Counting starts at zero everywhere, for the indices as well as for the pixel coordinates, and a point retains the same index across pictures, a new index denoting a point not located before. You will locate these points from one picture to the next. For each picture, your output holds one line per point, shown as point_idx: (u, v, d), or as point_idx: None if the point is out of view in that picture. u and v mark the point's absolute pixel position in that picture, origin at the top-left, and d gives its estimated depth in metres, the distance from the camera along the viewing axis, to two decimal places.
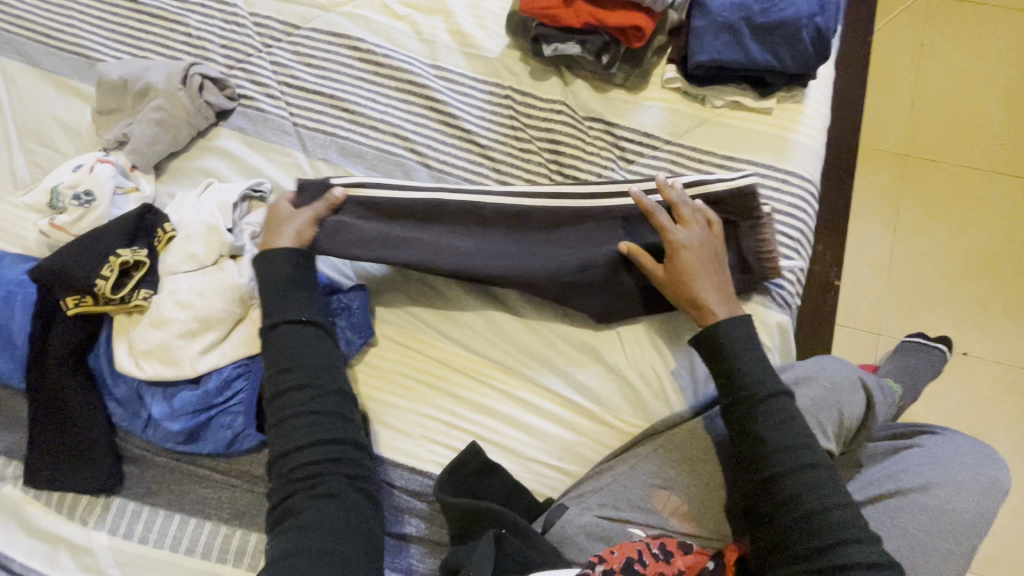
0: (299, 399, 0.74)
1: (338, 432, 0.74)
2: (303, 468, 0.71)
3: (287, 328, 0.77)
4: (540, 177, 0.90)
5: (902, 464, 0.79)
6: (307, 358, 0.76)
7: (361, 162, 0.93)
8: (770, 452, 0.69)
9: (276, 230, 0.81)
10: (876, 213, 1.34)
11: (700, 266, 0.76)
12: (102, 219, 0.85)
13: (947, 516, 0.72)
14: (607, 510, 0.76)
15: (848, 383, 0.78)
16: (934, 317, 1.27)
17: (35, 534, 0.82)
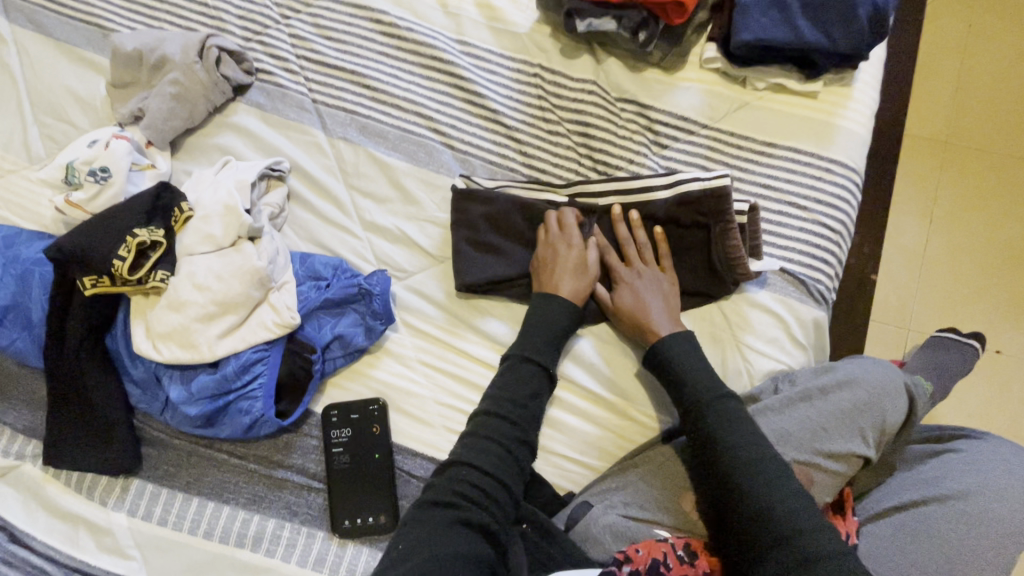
0: (500, 430, 0.71)
1: (508, 477, 0.69)
2: (463, 487, 0.67)
3: (527, 364, 0.74)
4: (569, 161, 0.86)
5: (941, 469, 0.76)
6: (530, 405, 0.73)
7: (383, 142, 0.90)
8: (726, 447, 0.70)
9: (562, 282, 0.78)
10: (913, 203, 1.28)
11: (645, 303, 0.78)
12: (118, 197, 0.82)
13: (988, 525, 0.69)
14: (633, 509, 0.75)
15: (889, 388, 0.77)
16: (968, 313, 1.22)
17: (54, 513, 0.82)
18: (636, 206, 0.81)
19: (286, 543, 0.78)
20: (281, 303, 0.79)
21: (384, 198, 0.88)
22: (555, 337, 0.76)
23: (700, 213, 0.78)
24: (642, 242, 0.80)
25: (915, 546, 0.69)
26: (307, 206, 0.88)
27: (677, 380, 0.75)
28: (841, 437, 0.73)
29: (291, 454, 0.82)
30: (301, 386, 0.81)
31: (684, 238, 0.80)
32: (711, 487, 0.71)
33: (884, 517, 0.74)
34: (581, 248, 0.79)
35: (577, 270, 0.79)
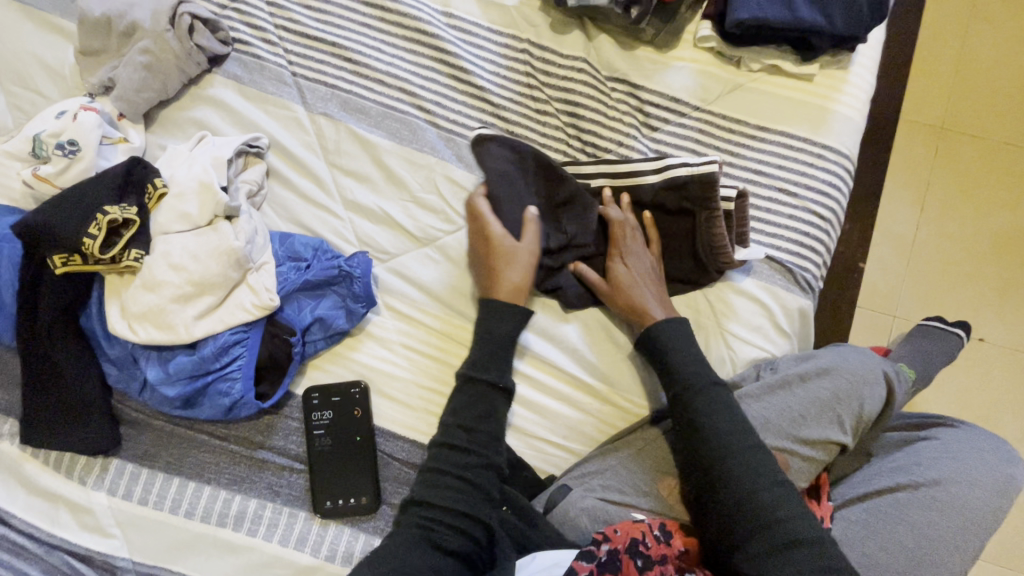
0: (457, 461, 0.73)
1: (475, 508, 0.71)
2: (426, 519, 0.70)
3: (472, 385, 0.75)
4: (557, 143, 0.84)
5: (914, 457, 0.77)
6: (481, 427, 0.74)
7: (365, 118, 0.87)
8: (710, 437, 0.70)
9: (498, 275, 0.77)
10: (905, 189, 1.27)
11: (636, 289, 0.77)
12: (88, 171, 0.79)
13: (956, 511, 0.71)
14: (612, 493, 0.76)
15: (869, 376, 0.77)
16: (954, 301, 1.23)
17: (34, 491, 0.82)
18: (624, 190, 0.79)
19: (269, 522, 0.79)
20: (260, 285, 0.78)
21: (366, 177, 0.86)
22: (502, 352, 0.76)
23: (688, 199, 0.77)
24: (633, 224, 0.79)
25: (885, 531, 0.71)
26: (287, 184, 0.86)
27: (666, 368, 0.74)
28: (818, 424, 0.74)
29: (272, 435, 0.81)
30: (281, 367, 0.80)
31: (670, 223, 0.79)
32: (697, 479, 0.71)
33: (857, 502, 0.75)
34: (508, 237, 0.77)
35: (511, 261, 0.77)
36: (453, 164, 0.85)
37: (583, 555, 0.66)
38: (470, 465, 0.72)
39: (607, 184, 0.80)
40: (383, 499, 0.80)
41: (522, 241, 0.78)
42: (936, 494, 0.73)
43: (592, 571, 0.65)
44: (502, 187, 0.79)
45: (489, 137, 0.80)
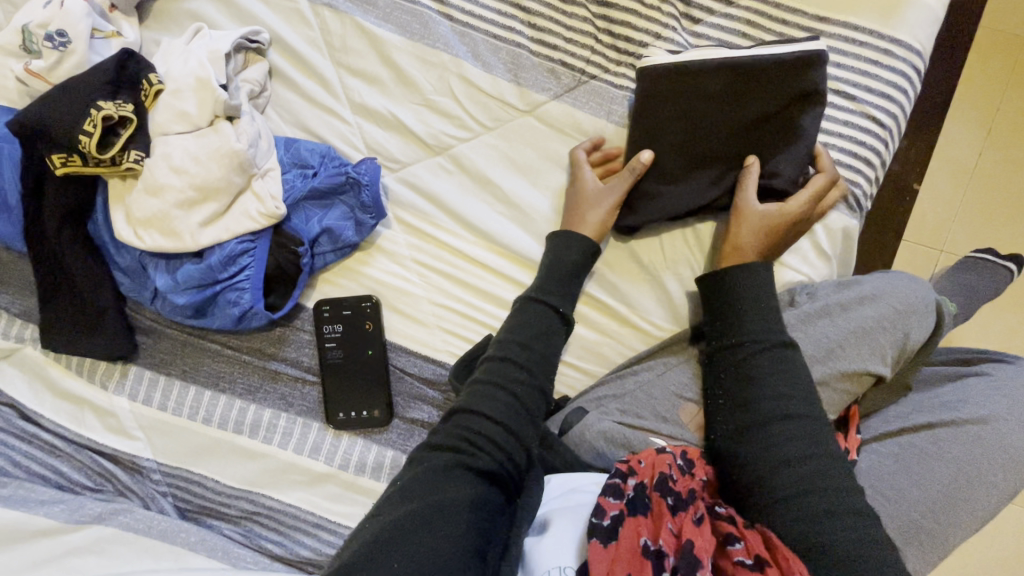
0: (513, 377, 0.68)
1: (518, 425, 0.67)
2: (470, 432, 0.65)
3: (534, 306, 0.72)
4: (585, 39, 0.76)
5: (963, 393, 0.72)
6: (539, 348, 0.71)
7: (372, 11, 0.79)
8: (767, 395, 0.69)
9: (581, 212, 0.74)
10: (973, 108, 1.14)
11: (758, 237, 0.71)
12: (81, 67, 0.74)
13: (1002, 450, 0.67)
14: (629, 417, 0.76)
15: (918, 307, 0.74)
16: (1013, 235, 1.13)
17: (60, 394, 0.83)
18: (711, 89, 0.69)
19: (283, 432, 0.80)
20: (265, 192, 0.74)
21: (375, 77, 0.79)
22: (570, 277, 0.73)
23: (783, 108, 0.69)
24: (653, 155, 0.71)
25: (920, 467, 0.68)
26: (290, 85, 0.80)
27: (736, 314, 0.71)
28: (858, 355, 0.71)
29: (284, 347, 0.81)
30: (290, 279, 0.78)
31: (760, 141, 0.70)
32: (730, 418, 0.71)
33: (892, 436, 0.71)
34: (596, 183, 0.74)
35: (596, 203, 0.73)
36: (469, 62, 0.77)
37: (610, 491, 0.63)
38: (521, 383, 0.69)
39: (716, 83, 0.69)
40: (395, 413, 0.80)
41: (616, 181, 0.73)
42: (982, 432, 0.69)
43: (621, 510, 0.62)
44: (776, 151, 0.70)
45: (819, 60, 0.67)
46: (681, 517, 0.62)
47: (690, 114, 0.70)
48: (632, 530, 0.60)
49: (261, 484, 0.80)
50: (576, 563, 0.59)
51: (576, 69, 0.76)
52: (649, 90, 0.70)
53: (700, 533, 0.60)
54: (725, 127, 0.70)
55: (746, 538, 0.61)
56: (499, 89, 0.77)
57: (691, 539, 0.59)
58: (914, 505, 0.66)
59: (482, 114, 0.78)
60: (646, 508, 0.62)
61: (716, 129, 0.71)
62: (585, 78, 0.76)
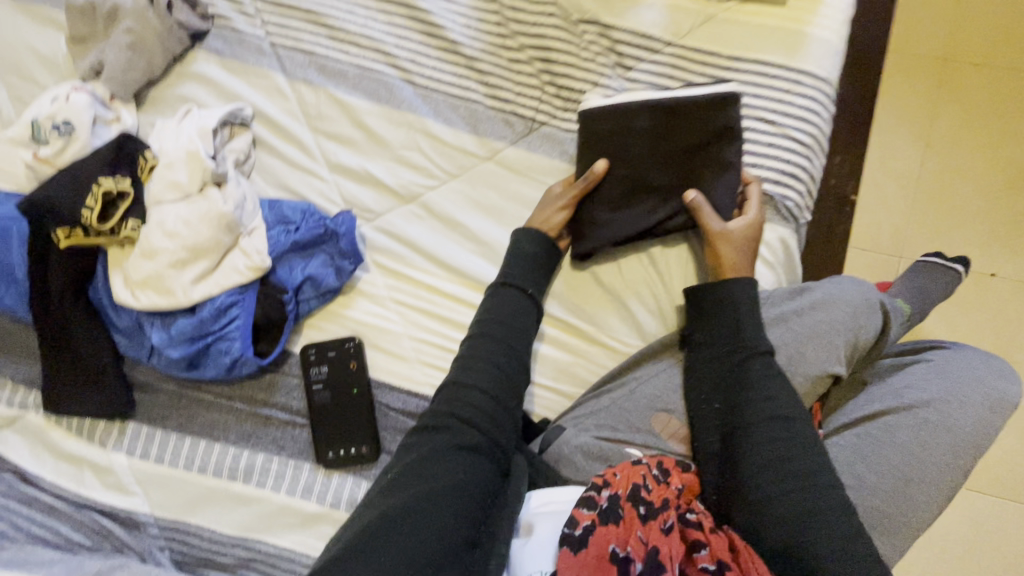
0: (493, 351, 0.74)
1: (500, 395, 0.73)
2: (459, 408, 0.72)
3: (505, 289, 0.78)
4: (532, 91, 0.84)
5: (907, 379, 0.77)
6: (516, 325, 0.77)
7: (342, 82, 0.88)
8: (752, 399, 0.73)
9: (542, 208, 0.82)
10: (907, 125, 1.31)
11: (733, 255, 0.77)
12: (84, 151, 0.83)
13: (949, 430, 0.72)
14: (605, 431, 0.80)
15: (866, 306, 0.78)
16: (962, 237, 1.27)
17: (61, 456, 0.87)
18: (639, 125, 0.78)
19: (276, 475, 0.83)
20: (251, 248, 0.81)
21: (349, 139, 0.87)
22: (534, 264, 0.79)
23: (708, 140, 0.76)
24: (605, 166, 0.79)
25: (876, 453, 0.71)
26: (273, 151, 0.88)
27: (737, 319, 0.76)
28: (817, 358, 0.76)
29: (274, 393, 0.85)
30: (277, 327, 0.83)
31: (694, 168, 0.78)
32: (718, 422, 0.75)
33: (850, 426, 0.75)
34: (559, 187, 0.82)
35: (553, 201, 0.81)
36: (432, 119, 0.86)
37: (584, 503, 0.66)
38: (502, 355, 0.74)
39: (644, 117, 0.78)
40: (383, 448, 0.83)
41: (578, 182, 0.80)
42: (927, 414, 0.73)
43: (593, 520, 0.64)
44: (710, 175, 0.77)
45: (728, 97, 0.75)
46: (650, 526, 0.65)
47: (621, 148, 0.78)
48: (602, 538, 0.63)
49: (256, 529, 0.82)
50: (551, 570, 0.63)
51: (528, 117, 0.84)
52: (586, 133, 0.80)
53: (667, 539, 0.64)
54: (659, 158, 0.78)
55: (712, 544, 0.65)
56: (461, 140, 0.85)
57: (657, 546, 0.63)
58: (872, 491, 0.69)
59: (447, 163, 0.86)
60: (618, 517, 0.65)
61: (649, 161, 0.78)
62: (536, 125, 0.84)
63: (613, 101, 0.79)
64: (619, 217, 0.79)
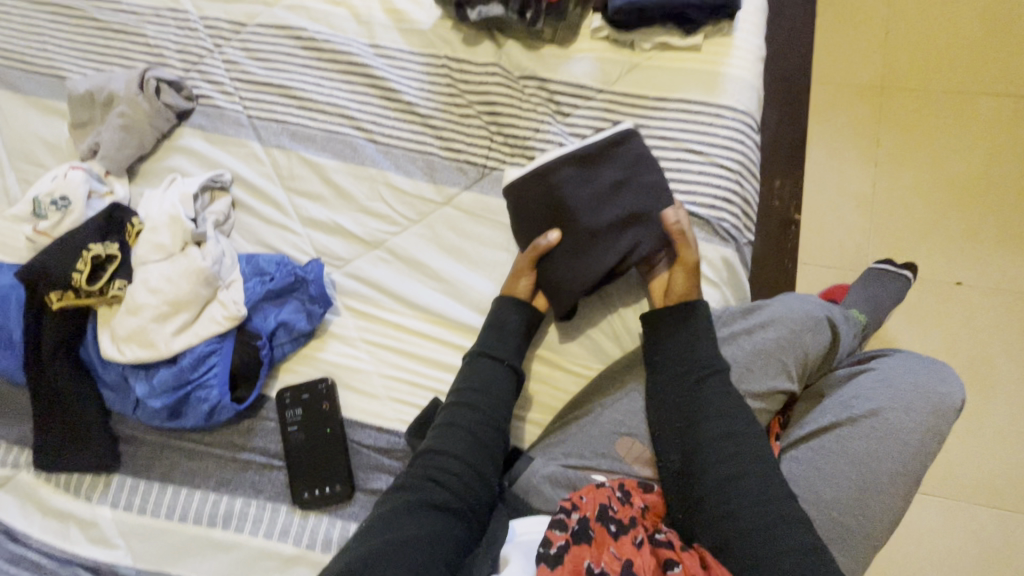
0: (469, 417, 0.78)
1: (475, 461, 0.77)
2: (434, 472, 0.76)
3: (482, 357, 0.82)
4: (482, 140, 0.92)
5: (856, 389, 0.79)
6: (492, 393, 0.80)
7: (311, 145, 0.97)
8: (709, 417, 0.76)
9: (512, 279, 0.86)
10: (854, 149, 1.38)
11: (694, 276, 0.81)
12: (79, 221, 0.91)
13: (896, 438, 0.74)
14: (572, 458, 0.81)
15: (814, 324, 0.81)
16: (923, 250, 1.31)
17: (49, 512, 0.90)
18: (564, 176, 0.82)
19: (254, 519, 0.85)
20: (228, 299, 0.87)
21: (318, 195, 0.95)
22: (509, 334, 0.83)
23: (628, 172, 0.82)
24: (558, 234, 0.83)
25: (830, 467, 0.74)
26: (251, 212, 0.97)
27: (694, 343, 0.79)
28: (767, 374, 0.79)
29: (252, 437, 0.88)
30: (253, 373, 0.88)
31: (628, 202, 0.82)
32: (678, 442, 0.77)
33: (805, 441, 0.78)
34: (521, 257, 0.85)
35: (519, 271, 0.85)
36: (393, 172, 0.94)
37: (556, 524, 0.68)
38: (478, 422, 0.78)
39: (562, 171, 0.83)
40: (357, 486, 0.85)
41: (534, 246, 0.84)
42: (875, 425, 0.76)
43: (567, 539, 0.66)
44: (645, 201, 0.82)
45: (624, 135, 0.83)
46: (622, 542, 0.67)
47: (565, 216, 0.82)
48: (576, 557, 0.65)
49: None
50: None
51: (480, 164, 0.92)
52: (518, 199, 0.84)
53: (641, 553, 0.66)
54: (595, 202, 0.82)
55: (684, 561, 0.66)
56: (420, 189, 0.93)
57: (630, 559, 0.64)
58: (828, 504, 0.72)
59: (409, 211, 0.93)
60: (590, 537, 0.66)
61: (588, 208, 0.82)
62: (487, 171, 0.92)
63: (532, 161, 0.85)
64: (577, 262, 0.82)
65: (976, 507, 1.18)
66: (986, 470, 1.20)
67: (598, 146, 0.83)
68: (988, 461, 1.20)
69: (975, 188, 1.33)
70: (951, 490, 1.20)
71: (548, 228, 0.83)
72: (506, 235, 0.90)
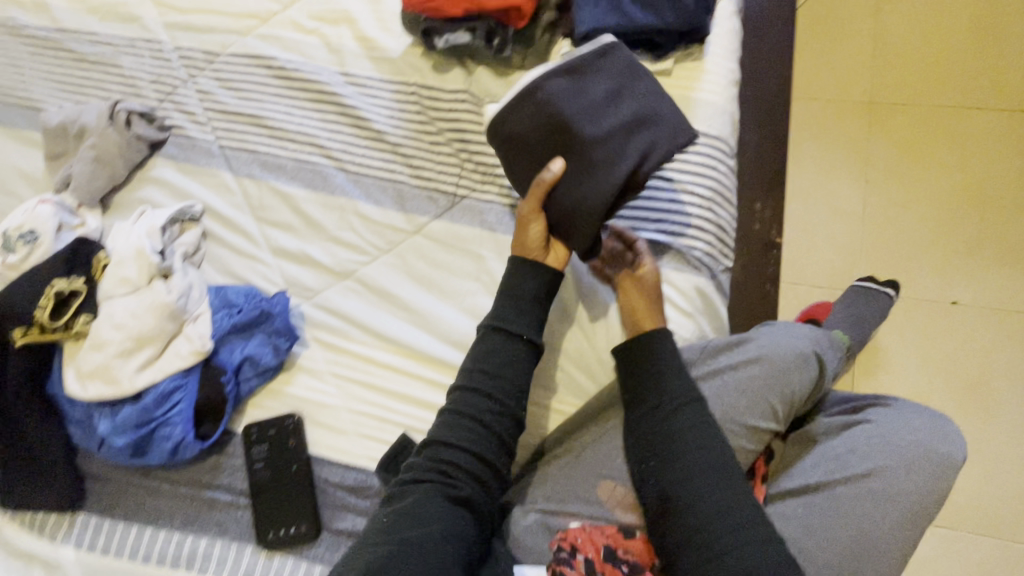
0: (480, 405, 0.75)
1: (486, 450, 0.74)
2: (447, 463, 0.74)
3: (495, 337, 0.78)
4: (452, 168, 0.91)
5: (851, 444, 0.75)
6: (504, 373, 0.76)
7: (282, 175, 0.96)
8: (681, 456, 0.73)
9: (523, 232, 0.79)
10: (845, 166, 1.35)
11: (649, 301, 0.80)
12: (47, 254, 0.90)
13: (894, 500, 0.71)
14: (552, 503, 0.78)
15: (802, 359, 0.78)
16: (917, 268, 1.28)
17: (14, 552, 0.88)
18: (555, 91, 0.74)
19: (217, 562, 0.82)
20: (195, 333, 0.85)
21: (288, 225, 0.94)
22: (528, 306, 0.78)
23: (620, 79, 0.76)
24: (561, 163, 0.74)
25: (823, 528, 0.71)
26: (222, 243, 0.95)
27: (659, 376, 0.76)
28: (750, 411, 0.76)
29: (218, 474, 0.86)
30: (219, 409, 0.86)
31: (628, 112, 0.75)
32: (652, 485, 0.74)
33: (796, 495, 0.75)
34: (525, 202, 0.78)
35: (528, 219, 0.78)
36: (363, 201, 0.93)
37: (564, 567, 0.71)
38: (489, 410, 0.75)
39: (549, 85, 0.74)
40: (323, 526, 0.83)
41: (536, 183, 0.76)
42: (870, 485, 0.72)
43: None
44: (646, 107, 0.75)
45: (606, 42, 0.76)
46: None
47: (568, 142, 0.74)
48: None
49: None
50: None
51: (450, 193, 0.91)
52: (512, 130, 0.76)
53: None
54: (594, 115, 0.74)
55: None
56: (390, 218, 0.91)
57: None
58: (820, 568, 0.69)
59: (379, 240, 0.91)
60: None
61: (589, 122, 0.74)
62: (457, 199, 0.90)
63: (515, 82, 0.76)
64: (587, 187, 0.74)
65: (978, 538, 1.14)
66: (986, 499, 1.15)
67: (583, 55, 0.76)
68: (988, 489, 1.16)
69: (969, 205, 1.29)
70: (950, 520, 1.16)
71: (547, 160, 0.76)
72: (477, 265, 0.88)
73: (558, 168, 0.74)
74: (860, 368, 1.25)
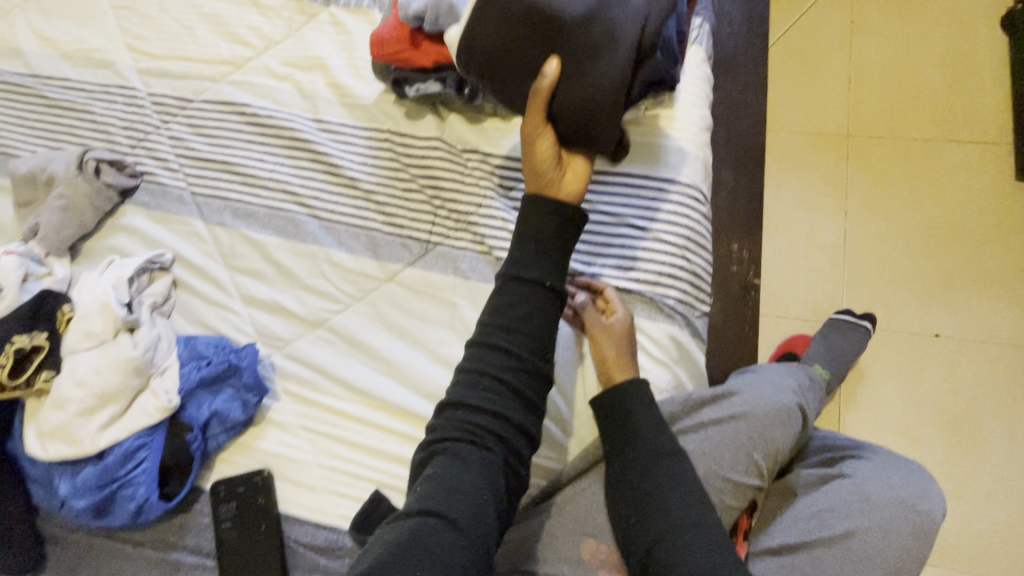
0: (502, 364, 0.66)
1: (510, 411, 0.65)
2: (470, 427, 0.65)
3: (517, 284, 0.69)
4: (425, 215, 0.90)
5: (830, 501, 0.75)
6: (525, 323, 0.67)
7: (254, 222, 0.95)
8: (660, 513, 0.70)
9: (532, 150, 0.71)
10: (824, 198, 1.36)
11: (619, 351, 0.78)
12: (10, 307, 0.87)
13: (872, 560, 0.70)
14: (533, 562, 0.77)
15: (786, 416, 0.78)
16: (899, 300, 1.28)
17: None
18: None
19: None
20: (161, 388, 0.83)
21: (260, 273, 0.93)
22: (548, 249, 0.70)
23: None
24: (556, 62, 0.68)
25: None
26: (192, 292, 0.94)
27: (634, 427, 0.74)
28: (733, 466, 0.75)
29: (184, 534, 0.84)
30: (186, 467, 0.84)
31: None
32: (634, 546, 0.71)
33: (776, 554, 0.74)
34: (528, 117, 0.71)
35: (535, 132, 0.70)
36: (335, 249, 0.92)
37: None
38: (511, 367, 0.66)
39: None
40: None
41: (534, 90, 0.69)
42: (849, 545, 0.71)
43: None
44: None
45: None
46: None
47: (558, 38, 0.69)
48: None
49: None
50: None
51: (423, 240, 0.90)
52: (497, 42, 0.71)
53: None
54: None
55: None
56: (362, 265, 0.90)
57: None
58: None
59: (352, 288, 0.90)
60: None
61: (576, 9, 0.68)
62: (430, 246, 0.89)
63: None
64: (592, 76, 0.68)
65: None
66: (975, 536, 1.14)
67: None
68: (977, 526, 1.14)
69: (947, 236, 1.30)
70: (941, 559, 1.14)
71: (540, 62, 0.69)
72: (450, 313, 0.87)
73: (554, 65, 0.68)
74: (846, 402, 1.23)
